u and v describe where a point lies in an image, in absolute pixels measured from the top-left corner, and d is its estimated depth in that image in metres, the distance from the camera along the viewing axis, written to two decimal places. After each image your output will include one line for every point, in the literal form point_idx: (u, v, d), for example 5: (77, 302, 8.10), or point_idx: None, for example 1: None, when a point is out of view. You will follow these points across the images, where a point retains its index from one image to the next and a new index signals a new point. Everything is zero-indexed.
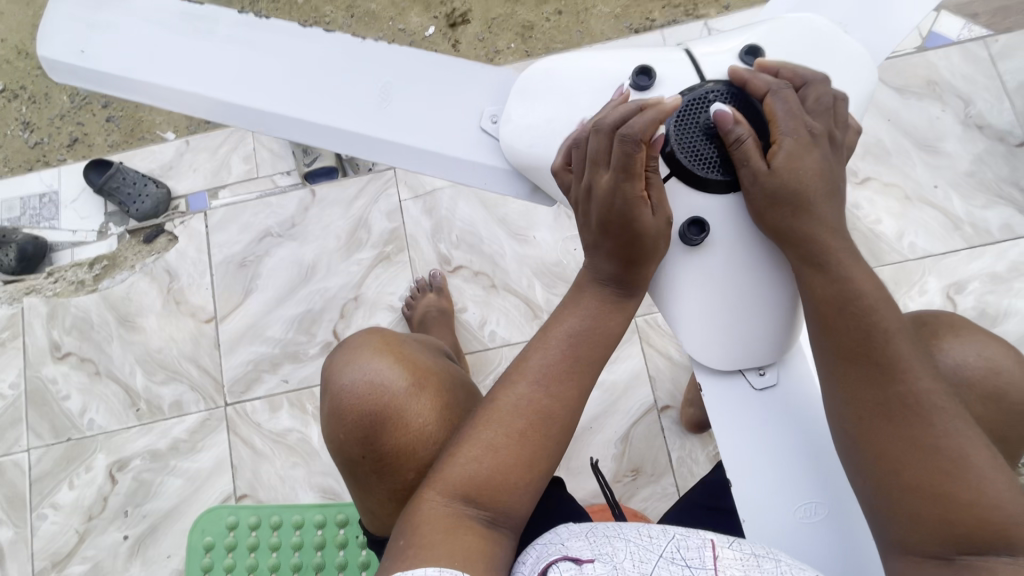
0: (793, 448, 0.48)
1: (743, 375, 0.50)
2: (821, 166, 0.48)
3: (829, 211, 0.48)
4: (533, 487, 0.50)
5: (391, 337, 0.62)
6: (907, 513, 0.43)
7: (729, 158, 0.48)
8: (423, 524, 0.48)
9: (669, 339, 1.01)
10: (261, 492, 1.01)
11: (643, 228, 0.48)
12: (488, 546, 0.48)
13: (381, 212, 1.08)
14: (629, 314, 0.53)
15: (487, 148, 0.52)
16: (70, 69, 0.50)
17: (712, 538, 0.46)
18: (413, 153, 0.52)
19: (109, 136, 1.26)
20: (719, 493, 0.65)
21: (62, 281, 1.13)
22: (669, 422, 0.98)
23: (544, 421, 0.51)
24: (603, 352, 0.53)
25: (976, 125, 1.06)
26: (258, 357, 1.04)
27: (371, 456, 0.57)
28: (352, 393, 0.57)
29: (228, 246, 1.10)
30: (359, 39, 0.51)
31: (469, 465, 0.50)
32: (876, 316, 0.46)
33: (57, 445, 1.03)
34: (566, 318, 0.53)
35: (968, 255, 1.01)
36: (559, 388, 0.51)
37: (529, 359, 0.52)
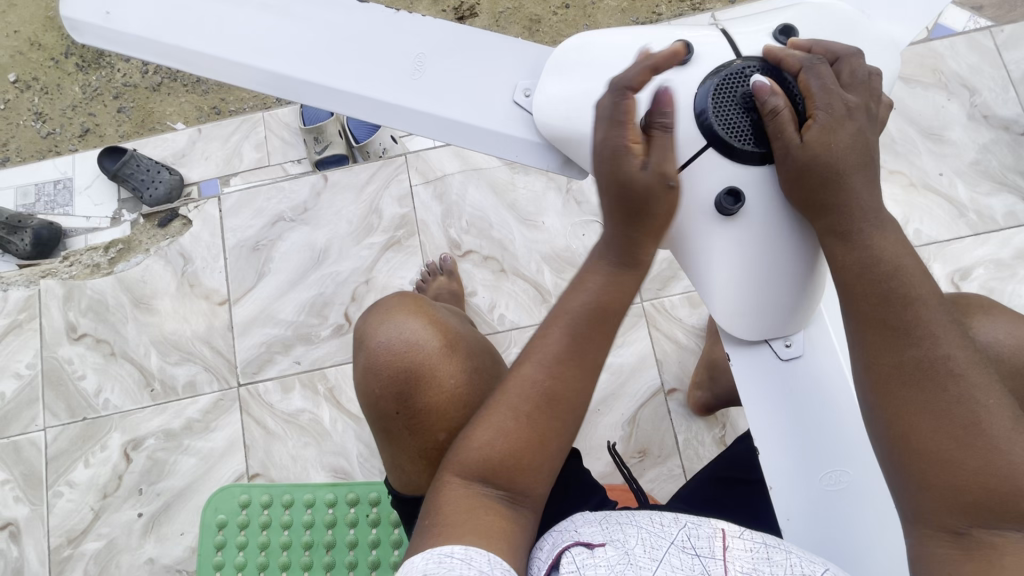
0: (817, 420, 0.51)
1: (770, 346, 0.52)
2: (856, 138, 0.48)
3: (859, 181, 0.48)
4: (549, 466, 0.52)
5: (425, 302, 0.65)
6: (917, 476, 0.44)
7: (764, 129, 0.49)
8: (445, 502, 0.50)
9: (676, 324, 1.03)
10: (273, 471, 1.02)
11: (634, 179, 0.49)
12: (509, 525, 0.49)
13: (392, 197, 1.10)
14: (635, 280, 0.53)
15: (518, 120, 0.54)
16: (94, 31, 0.51)
17: (723, 527, 0.47)
18: (440, 123, 0.53)
19: (121, 126, 1.30)
20: (730, 466, 0.67)
21: (78, 265, 1.15)
22: (676, 405, 0.99)
23: (549, 404, 0.51)
24: (608, 330, 0.53)
25: (981, 114, 1.07)
26: (271, 339, 1.06)
27: (405, 413, 0.60)
28: (387, 351, 0.59)
29: (241, 230, 1.11)
30: (392, 11, 0.53)
31: (493, 441, 0.51)
32: (900, 283, 0.47)
33: (72, 425, 1.05)
34: (578, 288, 0.53)
35: (973, 242, 1.02)
36: (572, 369, 0.52)
37: (536, 342, 0.53)
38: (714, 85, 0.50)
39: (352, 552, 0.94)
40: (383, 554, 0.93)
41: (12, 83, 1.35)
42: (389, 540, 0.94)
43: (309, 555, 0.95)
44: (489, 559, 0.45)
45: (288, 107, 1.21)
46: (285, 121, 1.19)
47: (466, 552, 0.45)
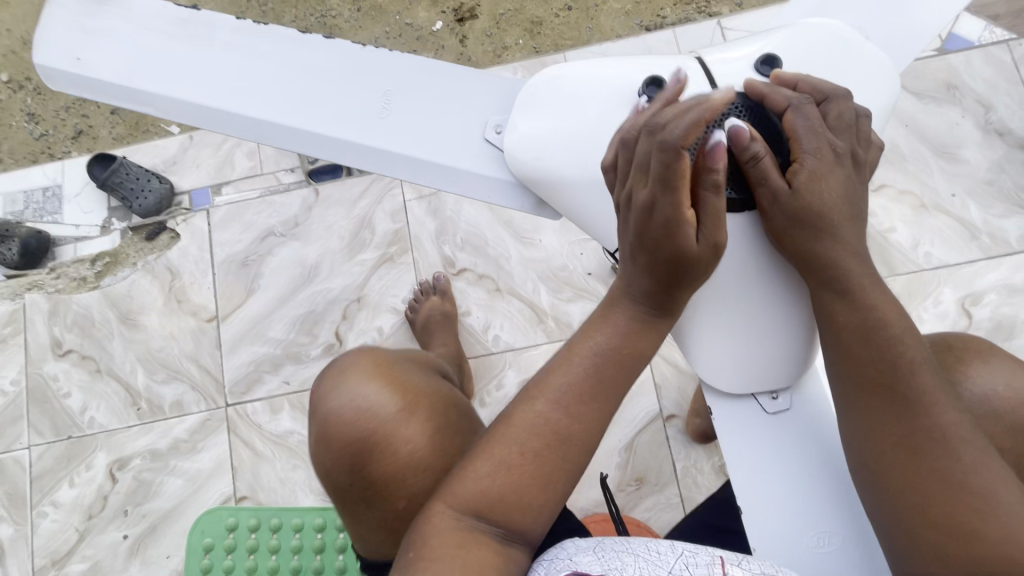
0: (805, 471, 0.47)
1: (755, 399, 0.50)
2: (843, 186, 0.46)
3: (848, 232, 0.46)
4: (549, 508, 0.48)
5: (388, 357, 0.61)
6: (934, 552, 0.42)
7: (747, 176, 0.46)
8: (433, 537, 0.48)
9: (675, 348, 0.99)
10: (261, 493, 1.00)
11: (674, 246, 0.44)
12: (502, 564, 0.47)
13: (385, 212, 1.07)
14: (659, 334, 0.49)
15: (490, 158, 0.53)
16: (65, 77, 0.51)
17: (721, 555, 0.44)
18: (411, 162, 0.52)
19: (115, 129, 1.25)
20: (726, 513, 0.64)
21: (64, 278, 1.12)
22: (674, 432, 0.97)
23: (559, 444, 0.48)
24: (623, 381, 0.49)
25: (996, 132, 1.03)
26: (259, 358, 1.03)
27: (360, 483, 0.56)
28: (340, 419, 0.56)
29: (230, 244, 1.08)
30: (359, 47, 0.52)
31: (482, 481, 0.48)
32: (898, 345, 0.44)
33: (57, 443, 1.03)
34: (597, 328, 0.50)
35: (985, 266, 0.98)
36: (588, 412, 0.48)
37: (550, 376, 0.49)
38: None
39: None
40: None
41: (3, 83, 1.32)
42: None
43: None
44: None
45: None
46: None
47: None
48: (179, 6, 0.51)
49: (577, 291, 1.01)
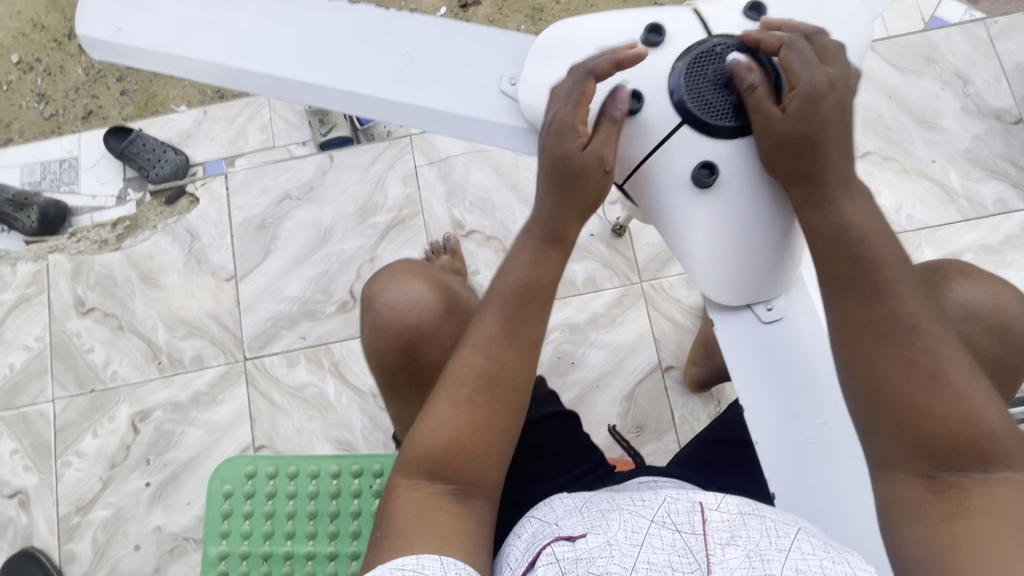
0: (790, 379, 0.54)
1: (752, 310, 0.55)
2: (833, 111, 0.51)
3: (837, 150, 0.51)
4: (498, 453, 0.52)
5: (428, 270, 0.67)
6: (891, 426, 0.47)
7: (740, 105, 0.52)
8: (398, 501, 0.50)
9: (673, 303, 1.05)
10: (279, 443, 1.05)
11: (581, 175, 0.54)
12: (465, 520, 0.49)
13: (397, 177, 1.12)
14: (557, 262, 0.56)
15: (504, 108, 0.58)
16: (110, 47, 0.56)
17: (701, 501, 0.47)
18: (432, 113, 0.57)
19: (124, 109, 1.30)
20: (730, 429, 0.68)
21: (85, 241, 1.16)
22: (672, 381, 1.02)
23: (486, 385, 0.52)
24: (538, 313, 0.54)
25: (973, 104, 1.09)
26: (277, 315, 1.08)
27: (410, 367, 0.61)
28: (394, 310, 0.62)
29: (248, 208, 1.13)
30: (380, 11, 0.57)
31: (432, 440, 0.51)
32: (868, 246, 0.50)
33: (81, 396, 1.07)
34: (505, 273, 0.55)
35: (964, 227, 1.05)
36: (507, 351, 0.53)
37: (467, 342, 0.54)
38: (686, 66, 0.53)
39: (355, 521, 0.96)
40: None
41: (15, 64, 1.35)
42: None
43: (313, 523, 0.97)
44: (442, 562, 0.43)
45: None
46: (290, 104, 1.21)
47: (417, 561, 0.43)
48: None
49: (579, 251, 1.07)
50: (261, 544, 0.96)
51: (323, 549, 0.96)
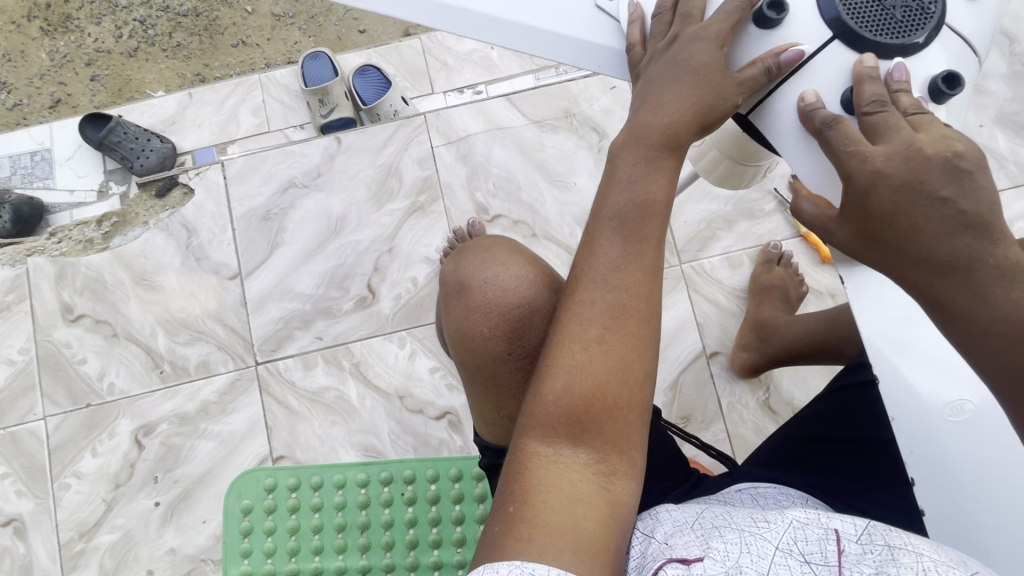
0: (917, 338, 0.43)
1: None
2: (892, 181, 0.37)
3: (931, 219, 0.36)
4: (642, 406, 0.42)
5: (519, 245, 0.57)
6: None
7: (903, 22, 0.40)
8: (535, 483, 0.39)
9: (716, 285, 0.99)
10: (298, 453, 0.96)
11: (716, 101, 0.41)
12: (612, 496, 0.39)
13: (413, 158, 1.03)
14: (671, 171, 0.43)
15: (602, 28, 0.45)
16: None
17: (836, 527, 0.37)
18: (513, 25, 0.44)
19: (95, 96, 1.18)
20: (817, 423, 0.58)
21: (67, 241, 1.06)
22: (718, 368, 0.96)
23: (619, 319, 0.42)
24: (658, 234, 0.43)
25: (1020, 63, 1.04)
26: (289, 314, 0.99)
27: (517, 352, 0.51)
28: (491, 288, 0.52)
29: (249, 199, 1.03)
30: None
31: (562, 395, 0.41)
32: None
33: (75, 413, 0.97)
34: (610, 189, 0.44)
35: (1014, 194, 1.00)
36: (635, 278, 0.42)
37: (589, 271, 0.43)
38: None
39: (388, 531, 0.88)
40: (422, 534, 0.87)
41: None
42: (428, 520, 0.88)
43: (342, 537, 0.88)
44: None
45: (288, 68, 1.14)
46: (285, 84, 1.13)
47: None
48: None
49: None
50: (286, 562, 0.88)
51: (355, 562, 0.87)
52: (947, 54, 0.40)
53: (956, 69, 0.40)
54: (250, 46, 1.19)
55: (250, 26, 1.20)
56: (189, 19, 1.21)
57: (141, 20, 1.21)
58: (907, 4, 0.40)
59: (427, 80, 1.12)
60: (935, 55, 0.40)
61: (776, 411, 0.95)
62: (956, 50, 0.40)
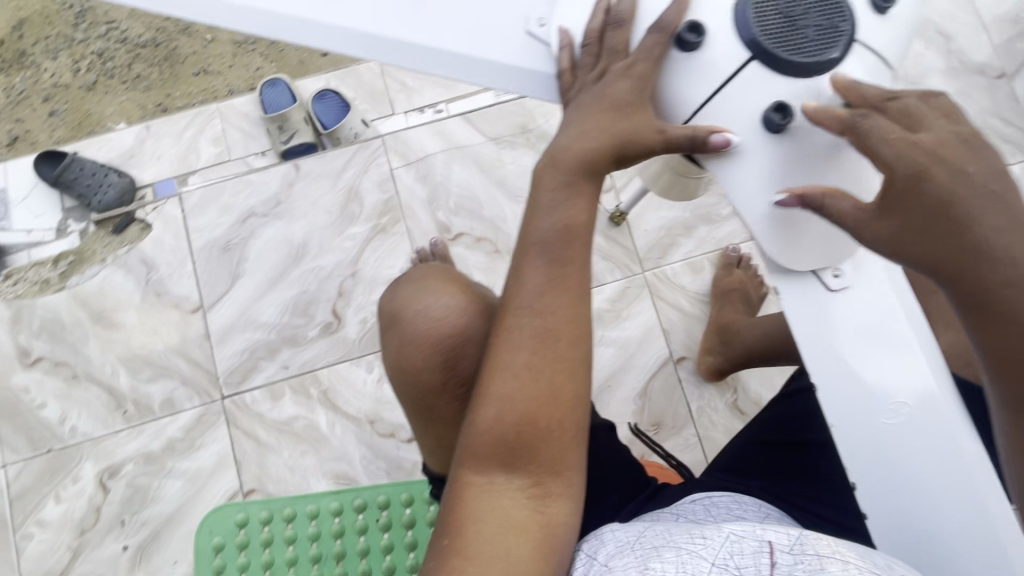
0: (849, 337, 0.41)
1: (817, 276, 0.42)
2: (953, 173, 0.37)
3: (995, 220, 0.36)
4: (575, 427, 0.44)
5: (453, 270, 0.57)
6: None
7: (817, 40, 0.39)
8: (471, 510, 0.41)
9: (678, 291, 1.00)
10: (269, 485, 0.95)
11: (635, 132, 0.42)
12: (547, 514, 0.42)
13: (372, 181, 1.03)
14: (589, 197, 0.45)
15: (534, 53, 0.43)
16: None
17: (770, 540, 0.39)
18: (439, 54, 0.41)
19: (55, 131, 1.15)
20: (775, 428, 0.59)
21: (23, 283, 1.03)
22: (686, 373, 0.97)
23: (546, 345, 0.43)
24: (582, 257, 0.45)
25: (958, 60, 1.08)
26: (254, 345, 0.98)
27: (453, 381, 0.51)
28: (423, 319, 0.52)
29: (209, 230, 1.02)
30: None
31: (495, 424, 0.43)
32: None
33: (36, 459, 0.95)
34: (534, 217, 0.45)
35: None
36: (559, 304, 0.44)
37: (515, 301, 0.45)
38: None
39: (364, 560, 0.86)
40: (399, 560, 0.85)
41: None
42: (403, 546, 0.86)
43: (318, 569, 0.86)
44: None
45: (246, 95, 1.13)
46: (245, 112, 1.11)
47: None
48: None
49: None
50: None
51: None
52: (864, 71, 0.40)
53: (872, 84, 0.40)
54: (212, 74, 1.16)
55: (212, 54, 1.17)
56: (149, 50, 1.19)
57: (99, 54, 1.18)
58: (820, 23, 0.39)
59: (388, 101, 1.09)
60: (853, 71, 0.40)
61: (745, 412, 0.96)
62: (874, 63, 0.41)
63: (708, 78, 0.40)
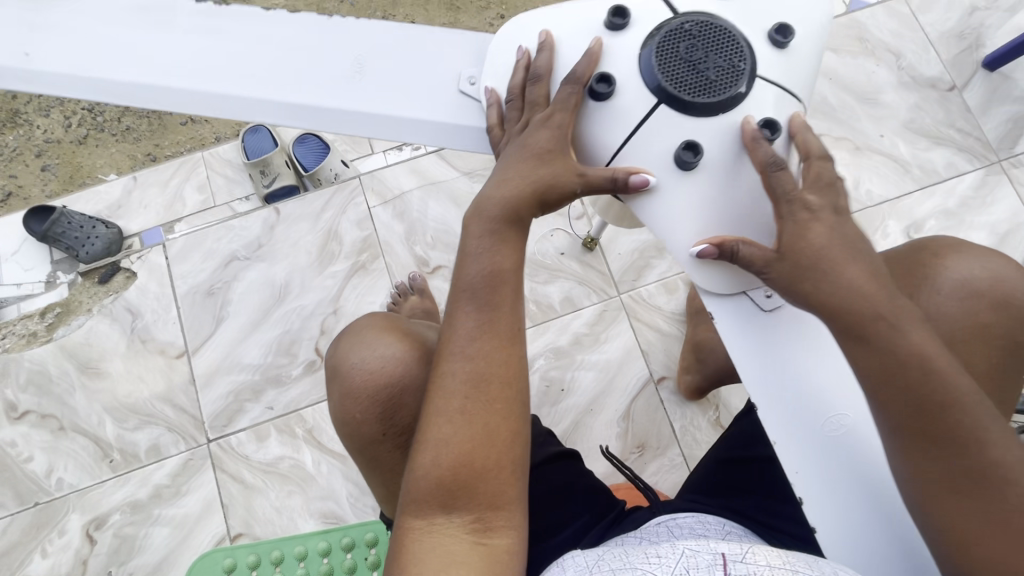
0: (790, 353, 0.42)
1: (748, 296, 0.44)
2: (828, 229, 0.42)
3: (855, 271, 0.42)
4: (512, 462, 0.46)
5: (392, 319, 0.59)
6: (964, 521, 0.40)
7: (719, 80, 0.43)
8: (413, 554, 0.43)
9: (655, 311, 1.02)
10: (257, 528, 0.94)
11: (553, 180, 0.44)
12: (490, 551, 0.43)
13: (351, 221, 1.06)
14: (515, 243, 0.47)
15: (468, 110, 0.47)
16: (5, 71, 0.44)
17: (722, 551, 0.41)
18: (382, 120, 0.46)
19: (47, 185, 1.19)
20: (746, 443, 0.59)
21: (10, 337, 1.04)
22: (667, 393, 0.98)
23: (476, 388, 0.45)
24: (509, 303, 0.47)
25: (909, 76, 1.12)
26: (239, 387, 0.99)
27: (394, 429, 0.54)
28: (362, 372, 0.54)
29: (192, 275, 1.05)
30: (325, 18, 0.46)
31: (431, 469, 0.44)
32: (928, 377, 0.41)
33: (22, 513, 0.95)
34: (464, 263, 0.47)
35: (921, 195, 1.06)
36: (488, 347, 0.46)
37: (448, 346, 0.47)
38: (656, 48, 0.43)
39: None
40: None
41: None
42: None
43: None
44: None
45: (229, 143, 1.16)
46: (227, 159, 1.14)
47: None
48: None
49: (552, 273, 1.03)
50: None
51: None
52: (773, 104, 0.43)
53: (776, 117, 0.43)
54: (200, 123, 1.21)
55: None
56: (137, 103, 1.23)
57: (88, 110, 1.23)
58: (719, 64, 0.43)
59: (367, 142, 1.13)
60: (763, 105, 0.43)
61: None
62: (782, 97, 0.44)
63: (623, 124, 0.44)
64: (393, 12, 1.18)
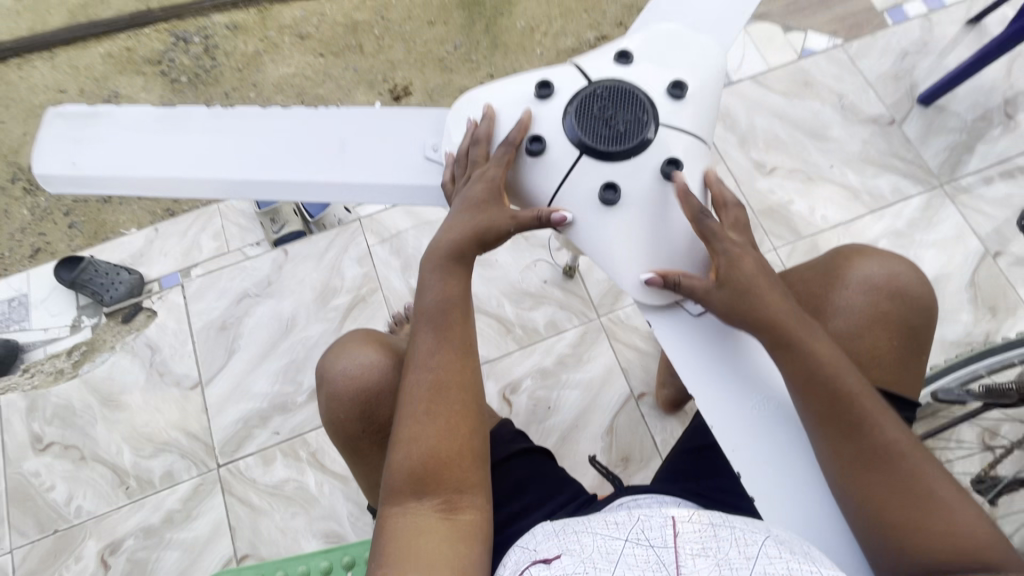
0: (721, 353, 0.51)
1: (681, 305, 0.53)
2: (756, 265, 0.52)
3: (774, 296, 0.52)
4: (472, 453, 0.54)
5: (371, 333, 0.68)
6: (862, 481, 0.49)
7: (628, 131, 0.54)
8: (393, 531, 0.50)
9: (632, 331, 1.10)
10: (262, 549, 0.99)
11: (491, 224, 0.55)
12: (457, 526, 0.51)
13: (352, 258, 1.16)
14: (463, 276, 0.57)
15: (435, 172, 0.58)
16: (63, 179, 0.55)
17: (672, 514, 0.47)
18: (366, 187, 0.57)
19: (73, 241, 1.26)
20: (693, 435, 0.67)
21: (38, 374, 1.12)
22: (647, 408, 1.04)
23: (439, 392, 0.54)
24: (460, 321, 0.56)
25: (852, 113, 1.25)
26: (248, 414, 1.06)
27: (371, 428, 0.62)
28: (344, 379, 0.62)
29: (207, 313, 1.14)
30: (312, 110, 0.57)
31: (404, 461, 0.52)
32: (828, 368, 0.51)
33: (43, 540, 1.01)
34: (424, 290, 0.57)
35: (871, 218, 1.16)
36: (450, 356, 0.55)
37: (418, 357, 0.55)
38: (575, 110, 0.55)
39: None
40: None
41: None
42: None
43: None
44: None
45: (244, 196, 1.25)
46: (239, 207, 1.24)
47: None
48: (156, 106, 0.57)
49: (536, 300, 1.12)
50: None
51: None
52: (680, 145, 0.54)
53: (680, 157, 0.54)
54: None
55: None
56: None
57: None
58: (627, 118, 0.54)
59: None
60: (670, 146, 0.54)
61: None
62: (685, 139, 0.55)
63: (553, 174, 0.55)
64: (390, 76, 1.34)
